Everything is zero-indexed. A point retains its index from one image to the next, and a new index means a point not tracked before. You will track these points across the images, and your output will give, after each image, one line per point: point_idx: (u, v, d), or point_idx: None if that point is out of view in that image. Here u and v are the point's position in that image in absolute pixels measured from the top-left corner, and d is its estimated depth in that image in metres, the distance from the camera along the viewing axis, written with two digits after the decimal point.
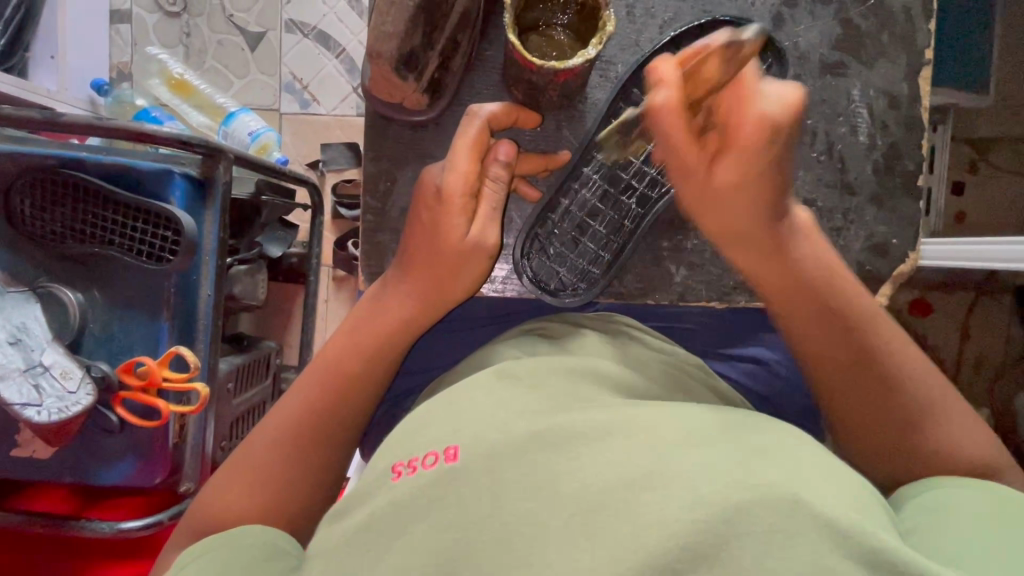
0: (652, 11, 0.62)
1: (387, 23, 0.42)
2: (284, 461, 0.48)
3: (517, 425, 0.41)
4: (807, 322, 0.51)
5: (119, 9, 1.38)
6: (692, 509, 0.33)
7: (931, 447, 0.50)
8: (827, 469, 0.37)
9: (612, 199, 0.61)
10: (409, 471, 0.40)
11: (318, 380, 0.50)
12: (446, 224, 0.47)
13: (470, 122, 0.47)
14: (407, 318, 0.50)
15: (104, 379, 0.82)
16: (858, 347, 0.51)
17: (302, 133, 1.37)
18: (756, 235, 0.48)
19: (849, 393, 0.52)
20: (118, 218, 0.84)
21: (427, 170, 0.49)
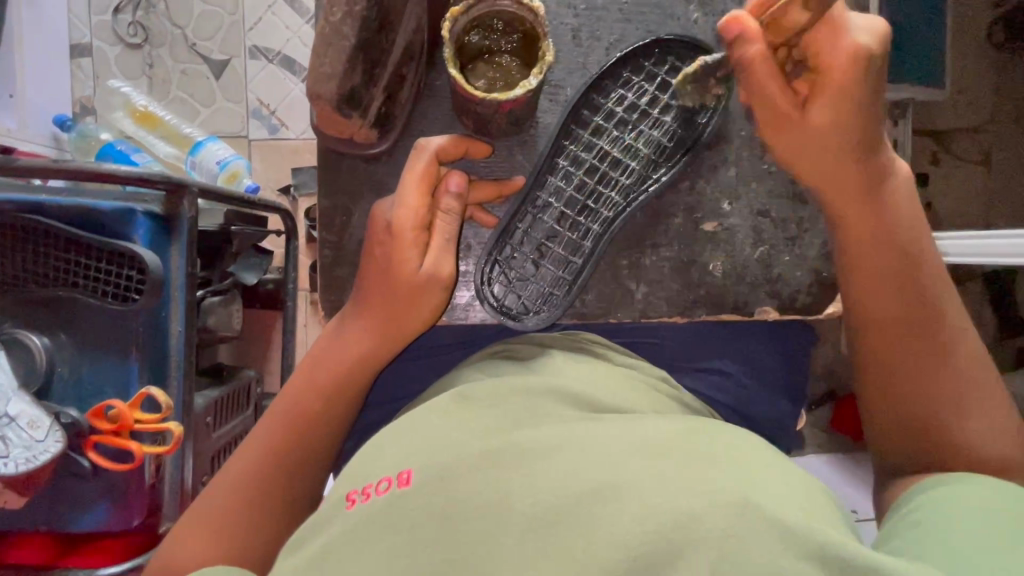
0: (597, 34, 0.64)
1: (326, 64, 0.44)
2: (246, 505, 0.48)
3: (472, 445, 0.43)
4: (885, 262, 0.53)
5: (79, 43, 1.37)
6: (643, 522, 0.36)
7: (958, 436, 0.51)
8: (775, 476, 0.40)
9: (569, 220, 0.62)
10: (363, 499, 0.42)
11: (279, 423, 0.51)
12: (400, 258, 0.49)
13: (419, 157, 0.50)
14: (366, 353, 0.51)
15: (74, 425, 0.80)
16: (920, 310, 0.52)
17: (271, 159, 1.37)
18: (847, 173, 0.53)
19: (900, 356, 0.53)
20: (81, 260, 0.83)
21: (377, 205, 0.51)
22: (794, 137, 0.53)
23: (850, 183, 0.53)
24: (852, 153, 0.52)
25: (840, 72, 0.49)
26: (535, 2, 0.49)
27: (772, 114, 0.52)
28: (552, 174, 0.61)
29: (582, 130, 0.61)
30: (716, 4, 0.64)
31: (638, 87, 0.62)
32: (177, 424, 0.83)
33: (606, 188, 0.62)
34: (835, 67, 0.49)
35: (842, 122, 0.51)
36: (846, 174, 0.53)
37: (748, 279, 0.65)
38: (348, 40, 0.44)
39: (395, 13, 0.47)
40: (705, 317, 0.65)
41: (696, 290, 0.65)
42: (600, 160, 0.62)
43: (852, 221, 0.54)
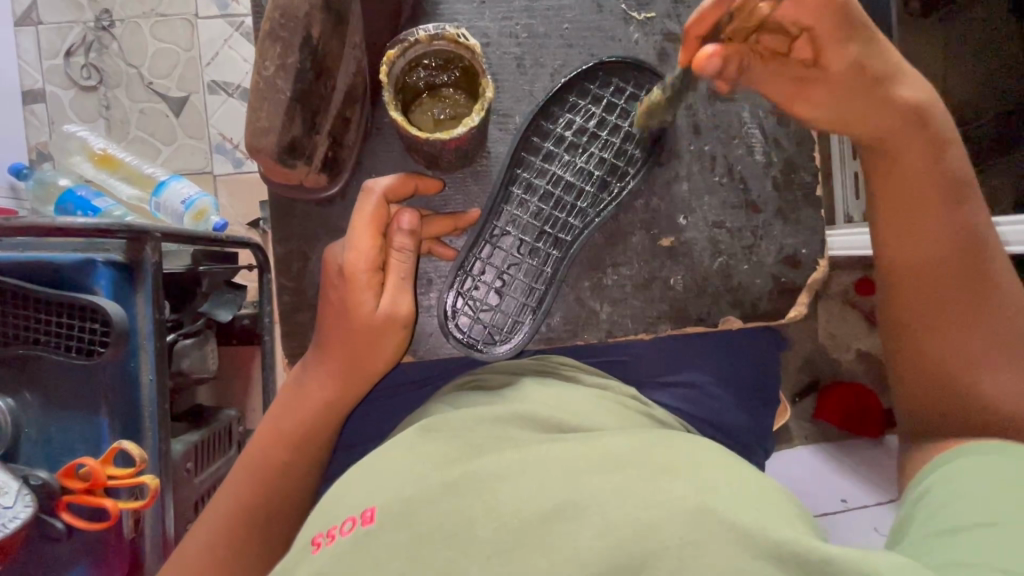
0: (541, 61, 0.64)
1: (261, 119, 0.46)
2: (221, 559, 0.50)
3: (437, 476, 0.44)
4: (936, 215, 0.56)
5: (31, 89, 1.34)
6: (601, 537, 0.38)
7: (988, 391, 0.54)
8: (731, 482, 0.43)
9: (528, 247, 0.63)
10: (328, 541, 0.42)
11: (251, 475, 0.53)
12: (355, 301, 0.50)
13: (366, 199, 0.51)
14: (328, 397, 0.53)
15: (44, 487, 0.79)
16: (966, 259, 0.55)
17: (237, 193, 1.35)
18: (893, 122, 0.55)
19: (939, 290, 0.56)
20: (41, 316, 0.80)
21: (330, 249, 0.52)
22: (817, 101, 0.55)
23: (892, 113, 0.54)
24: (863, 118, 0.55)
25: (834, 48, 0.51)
26: (470, 40, 0.50)
27: (785, 90, 0.55)
28: (508, 204, 0.62)
29: (533, 158, 0.61)
30: (655, 23, 0.65)
31: (585, 111, 0.63)
32: (153, 477, 0.81)
33: (561, 212, 0.63)
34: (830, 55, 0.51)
35: (861, 71, 0.52)
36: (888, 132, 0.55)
37: (710, 292, 0.66)
38: (284, 93, 0.46)
39: (333, 58, 0.48)
40: (669, 331, 0.67)
41: (657, 305, 0.66)
42: (554, 184, 0.63)
43: (902, 154, 0.56)
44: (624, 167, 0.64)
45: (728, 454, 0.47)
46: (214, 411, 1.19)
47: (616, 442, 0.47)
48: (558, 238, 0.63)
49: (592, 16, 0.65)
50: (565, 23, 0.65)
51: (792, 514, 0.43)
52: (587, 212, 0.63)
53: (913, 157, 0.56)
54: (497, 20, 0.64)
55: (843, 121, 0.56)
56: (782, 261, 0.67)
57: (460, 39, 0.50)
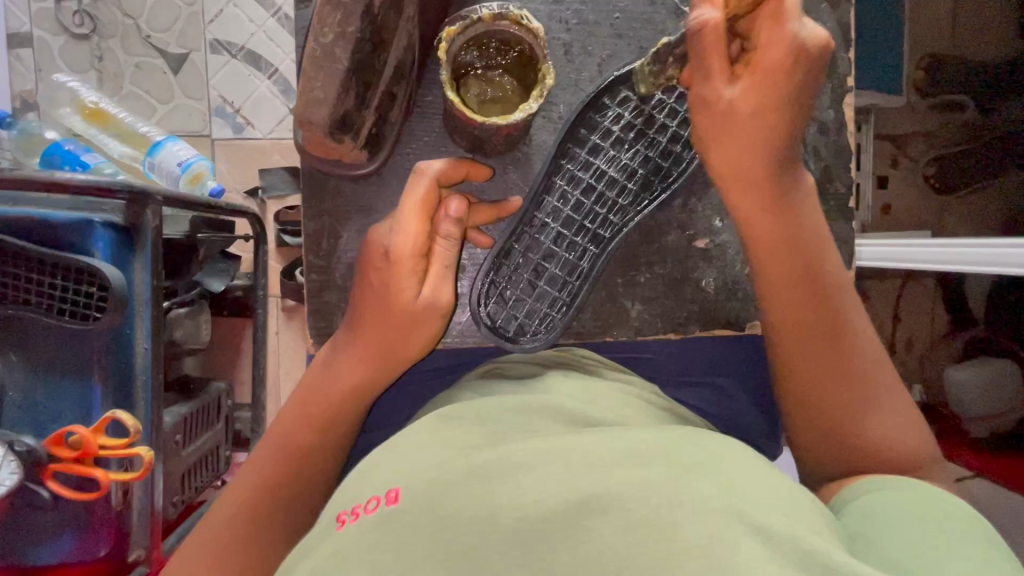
0: (589, 50, 0.63)
1: (316, 89, 0.44)
2: (236, 539, 0.49)
3: (466, 464, 0.43)
4: (788, 278, 0.56)
5: (18, 32, 1.27)
6: (630, 534, 0.36)
7: (871, 435, 0.54)
8: (765, 487, 0.42)
9: (566, 241, 0.62)
10: (353, 518, 0.42)
11: (277, 454, 0.53)
12: (398, 284, 0.50)
13: (418, 182, 0.50)
14: (357, 381, 0.53)
15: (31, 454, 0.75)
16: (834, 325, 0.56)
17: (237, 160, 1.30)
18: (755, 178, 0.53)
19: (809, 354, 0.56)
20: (32, 276, 0.76)
21: (374, 231, 0.52)
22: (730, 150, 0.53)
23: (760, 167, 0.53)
24: (762, 165, 0.53)
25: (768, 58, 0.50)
26: (533, 23, 0.49)
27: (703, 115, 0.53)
28: (550, 194, 0.60)
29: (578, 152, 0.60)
30: None
31: (635, 106, 0.61)
32: (147, 449, 0.79)
33: (602, 208, 0.62)
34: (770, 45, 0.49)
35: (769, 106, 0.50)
36: (753, 173, 0.53)
37: (740, 295, 0.67)
38: (341, 63, 0.43)
39: (388, 31, 0.46)
40: (697, 332, 0.68)
41: (686, 306, 0.67)
42: (597, 179, 0.62)
43: (747, 208, 0.55)
44: (668, 167, 0.63)
45: (749, 448, 0.47)
46: (204, 383, 1.16)
47: (649, 433, 0.47)
48: (596, 233, 0.63)
49: (643, 7, 0.64)
50: (616, 12, 0.63)
51: (828, 526, 0.42)
52: (627, 210, 0.63)
53: (766, 216, 0.54)
54: (547, 4, 0.63)
55: (738, 167, 0.53)
56: None
57: (523, 21, 0.49)
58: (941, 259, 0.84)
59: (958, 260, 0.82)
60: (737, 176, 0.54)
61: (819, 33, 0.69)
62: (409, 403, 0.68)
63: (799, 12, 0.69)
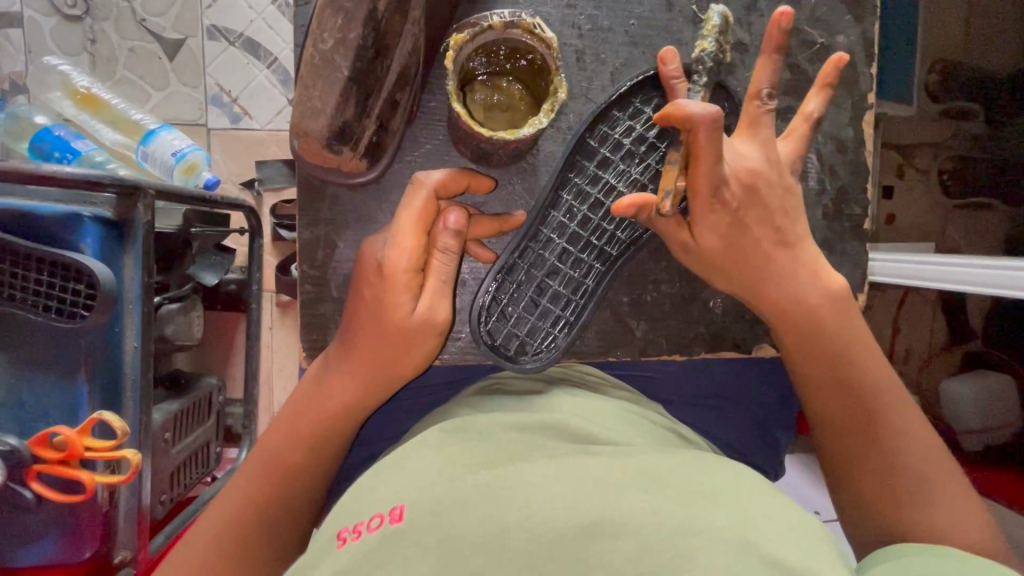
0: (602, 57, 0.61)
1: (314, 98, 0.42)
2: (225, 559, 0.49)
3: (465, 491, 0.41)
4: (813, 367, 0.59)
5: (8, 12, 1.23)
6: (638, 561, 0.36)
7: (920, 525, 0.53)
8: (775, 512, 0.42)
9: (572, 257, 0.60)
10: (354, 536, 0.40)
11: (265, 473, 0.51)
12: (392, 303, 0.47)
13: (415, 193, 0.49)
14: (348, 397, 0.51)
15: (13, 455, 0.73)
16: (862, 412, 0.57)
17: (233, 151, 1.27)
18: (755, 281, 0.58)
19: (844, 437, 0.58)
20: (18, 272, 0.73)
21: (367, 245, 0.50)
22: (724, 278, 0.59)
23: (752, 278, 0.58)
24: (754, 270, 0.57)
25: (703, 176, 0.51)
26: (545, 33, 0.47)
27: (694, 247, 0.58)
28: (556, 209, 0.59)
29: (582, 171, 0.59)
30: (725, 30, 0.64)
31: (648, 118, 0.59)
32: (135, 451, 0.77)
33: (610, 224, 0.60)
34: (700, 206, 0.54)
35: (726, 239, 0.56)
36: (746, 280, 0.58)
37: (748, 317, 0.66)
38: (342, 72, 0.41)
39: (393, 37, 0.44)
40: (703, 354, 0.66)
41: (693, 326, 0.65)
42: (606, 194, 0.59)
43: (763, 297, 0.58)
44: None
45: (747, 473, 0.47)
46: (195, 378, 1.14)
47: (656, 457, 0.46)
48: (603, 249, 0.61)
49: (660, 14, 0.62)
50: (631, 19, 0.61)
51: (838, 560, 0.41)
52: (636, 227, 0.61)
53: (783, 308, 0.58)
54: (560, 7, 0.60)
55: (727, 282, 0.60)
56: None
57: (535, 30, 0.47)
58: (952, 279, 0.83)
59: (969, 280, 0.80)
60: (744, 279, 0.58)
61: (839, 45, 0.67)
62: (404, 415, 0.66)
63: (821, 21, 0.67)
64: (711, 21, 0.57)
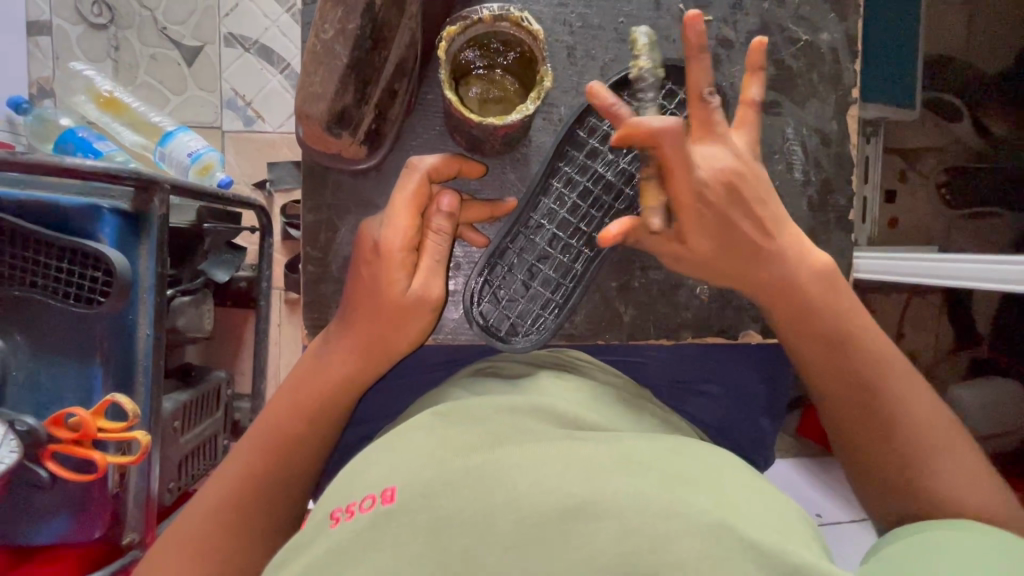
0: (592, 53, 0.65)
1: (316, 83, 0.45)
2: (225, 527, 0.51)
3: (453, 461, 0.43)
4: (813, 345, 0.60)
5: (37, 20, 1.29)
6: (623, 541, 0.37)
7: (931, 491, 0.54)
8: (754, 497, 0.43)
9: (562, 243, 0.63)
10: (347, 516, 0.42)
11: (265, 443, 0.54)
12: (388, 278, 0.51)
13: (409, 176, 0.52)
14: (348, 369, 0.54)
15: (30, 435, 0.76)
16: (860, 387, 0.58)
17: (246, 152, 1.32)
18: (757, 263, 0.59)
19: (845, 414, 0.59)
20: (39, 258, 0.77)
21: (364, 225, 0.53)
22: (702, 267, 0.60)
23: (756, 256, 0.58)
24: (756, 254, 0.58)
25: (680, 183, 0.52)
26: (533, 26, 0.50)
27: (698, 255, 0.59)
28: (547, 196, 0.62)
29: (569, 164, 0.62)
30: (710, 28, 0.68)
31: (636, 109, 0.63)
32: (145, 432, 0.80)
33: (598, 211, 0.63)
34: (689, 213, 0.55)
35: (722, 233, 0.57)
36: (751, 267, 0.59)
37: (733, 305, 0.68)
38: (341, 59, 0.45)
39: (390, 29, 0.47)
40: (690, 339, 0.69)
41: (680, 312, 0.68)
42: (594, 182, 0.62)
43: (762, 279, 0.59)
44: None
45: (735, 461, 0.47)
46: (205, 371, 1.18)
47: (643, 443, 0.47)
48: (593, 236, 0.63)
49: (649, 13, 0.66)
50: (621, 16, 0.66)
51: (810, 538, 0.43)
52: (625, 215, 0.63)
53: (781, 286, 0.59)
54: (552, 6, 0.64)
55: (729, 272, 0.60)
56: None
57: (523, 23, 0.50)
58: (944, 276, 0.84)
59: (961, 277, 0.81)
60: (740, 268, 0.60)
61: (823, 43, 0.69)
62: (401, 399, 0.69)
63: (805, 21, 0.69)
64: (638, 42, 0.58)
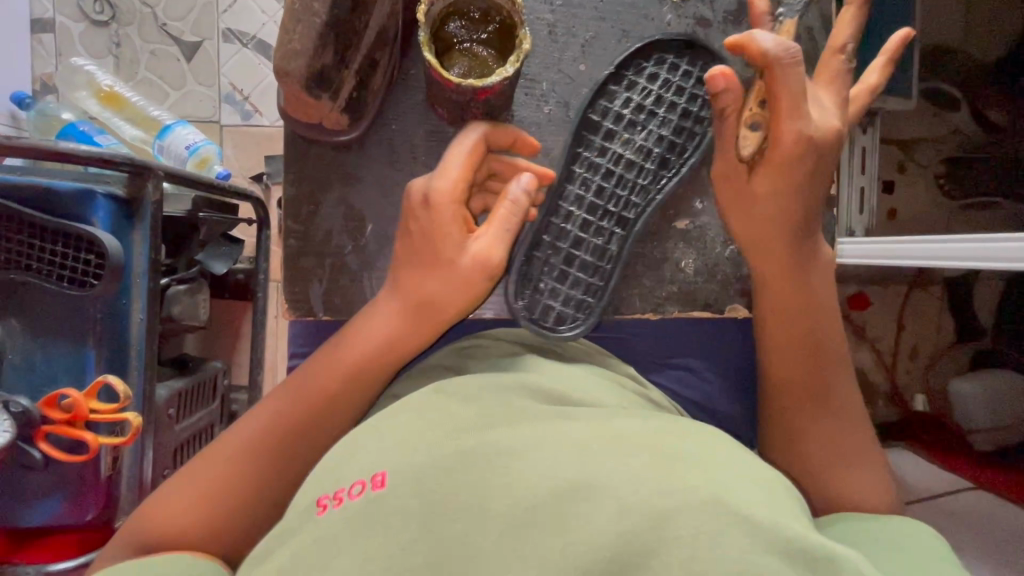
0: (573, 30, 0.71)
1: (294, 41, 0.48)
2: (248, 474, 0.53)
3: (443, 443, 0.42)
4: (793, 325, 0.59)
5: (41, 18, 1.32)
6: (619, 521, 0.35)
7: (840, 488, 0.55)
8: (747, 471, 0.40)
9: (593, 227, 0.69)
10: (336, 503, 0.41)
11: (292, 399, 0.56)
12: (439, 229, 0.56)
13: (466, 136, 0.59)
14: (393, 331, 0.57)
15: (23, 416, 0.77)
16: (823, 374, 0.59)
17: (244, 145, 1.33)
18: (770, 231, 0.59)
19: (793, 395, 0.60)
20: (34, 241, 0.78)
21: (414, 182, 0.59)
22: (747, 214, 0.59)
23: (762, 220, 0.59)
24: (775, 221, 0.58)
25: (787, 121, 0.53)
26: None
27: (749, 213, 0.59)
28: (571, 182, 0.68)
29: (588, 149, 0.69)
30: (688, 6, 0.71)
31: (642, 90, 0.69)
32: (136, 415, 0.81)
33: (624, 190, 0.69)
34: (782, 127, 0.54)
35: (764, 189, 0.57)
36: (766, 235, 0.59)
37: (719, 278, 0.73)
38: (319, 18, 0.48)
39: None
40: (675, 313, 0.73)
41: (666, 286, 0.72)
42: (615, 163, 0.69)
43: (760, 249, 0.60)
44: (682, 143, 0.69)
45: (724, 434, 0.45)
46: (201, 361, 1.18)
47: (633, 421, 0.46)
48: (622, 216, 0.69)
49: None
50: None
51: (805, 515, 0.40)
52: (648, 190, 0.69)
53: (781, 256, 0.59)
54: None
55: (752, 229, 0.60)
56: None
57: None
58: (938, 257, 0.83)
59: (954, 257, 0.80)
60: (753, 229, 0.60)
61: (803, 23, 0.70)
62: None
63: None
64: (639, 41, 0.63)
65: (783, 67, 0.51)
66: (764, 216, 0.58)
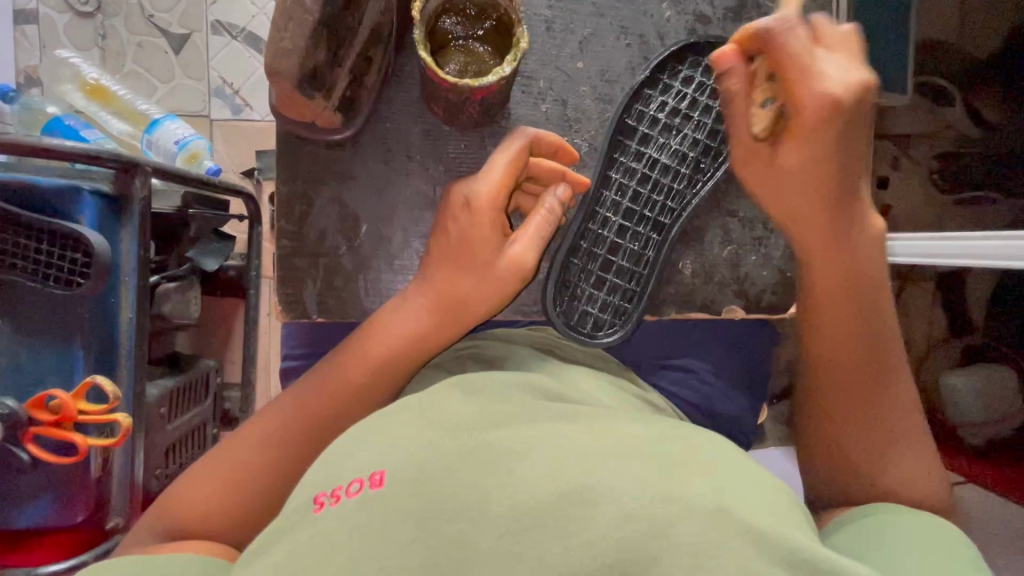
0: (570, 27, 0.72)
1: (285, 38, 0.47)
2: (266, 461, 0.53)
3: (442, 443, 0.41)
4: (840, 312, 0.57)
5: (24, 9, 1.29)
6: (623, 525, 0.35)
7: (889, 477, 0.54)
8: (748, 478, 0.41)
9: (630, 232, 0.70)
10: (333, 501, 0.40)
11: (323, 389, 0.55)
12: (475, 231, 0.57)
13: (516, 139, 0.60)
14: (425, 326, 0.56)
15: (9, 417, 0.75)
16: (873, 362, 0.56)
17: (234, 141, 1.31)
18: (814, 216, 0.56)
19: (841, 386, 0.57)
20: (18, 240, 0.76)
21: (457, 184, 0.60)
22: (781, 191, 0.56)
23: (805, 201, 0.55)
24: (819, 202, 0.55)
25: (804, 92, 0.50)
26: None
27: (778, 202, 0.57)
28: (609, 188, 0.69)
29: (627, 154, 0.70)
30: (688, 3, 0.72)
31: (677, 94, 0.70)
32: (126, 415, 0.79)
33: (659, 195, 0.71)
34: (799, 96, 0.50)
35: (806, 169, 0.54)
36: (815, 217, 0.56)
37: (717, 279, 0.73)
38: (313, 14, 0.46)
39: None
40: (672, 314, 0.73)
41: (664, 288, 0.73)
42: (651, 167, 0.70)
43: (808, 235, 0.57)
44: (716, 147, 0.71)
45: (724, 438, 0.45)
46: (193, 359, 1.17)
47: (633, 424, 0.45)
48: (657, 220, 0.71)
49: None
50: None
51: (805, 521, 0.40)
52: (683, 195, 0.71)
53: (822, 241, 0.56)
54: None
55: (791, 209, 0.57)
56: (787, 257, 0.74)
57: None
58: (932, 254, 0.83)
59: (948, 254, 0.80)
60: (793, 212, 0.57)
61: None
62: None
63: None
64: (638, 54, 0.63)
65: (779, 43, 0.50)
66: (797, 194, 0.55)
